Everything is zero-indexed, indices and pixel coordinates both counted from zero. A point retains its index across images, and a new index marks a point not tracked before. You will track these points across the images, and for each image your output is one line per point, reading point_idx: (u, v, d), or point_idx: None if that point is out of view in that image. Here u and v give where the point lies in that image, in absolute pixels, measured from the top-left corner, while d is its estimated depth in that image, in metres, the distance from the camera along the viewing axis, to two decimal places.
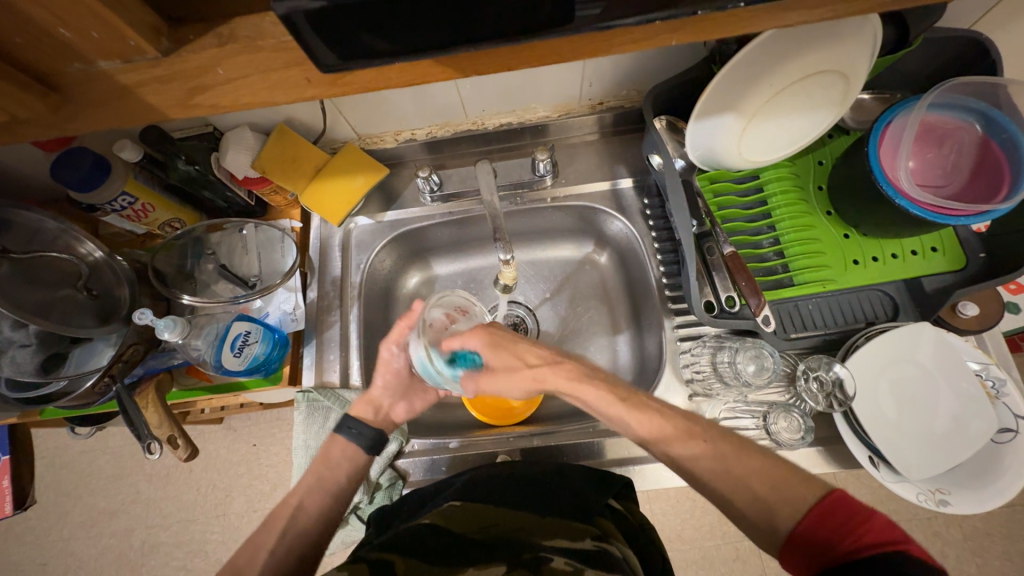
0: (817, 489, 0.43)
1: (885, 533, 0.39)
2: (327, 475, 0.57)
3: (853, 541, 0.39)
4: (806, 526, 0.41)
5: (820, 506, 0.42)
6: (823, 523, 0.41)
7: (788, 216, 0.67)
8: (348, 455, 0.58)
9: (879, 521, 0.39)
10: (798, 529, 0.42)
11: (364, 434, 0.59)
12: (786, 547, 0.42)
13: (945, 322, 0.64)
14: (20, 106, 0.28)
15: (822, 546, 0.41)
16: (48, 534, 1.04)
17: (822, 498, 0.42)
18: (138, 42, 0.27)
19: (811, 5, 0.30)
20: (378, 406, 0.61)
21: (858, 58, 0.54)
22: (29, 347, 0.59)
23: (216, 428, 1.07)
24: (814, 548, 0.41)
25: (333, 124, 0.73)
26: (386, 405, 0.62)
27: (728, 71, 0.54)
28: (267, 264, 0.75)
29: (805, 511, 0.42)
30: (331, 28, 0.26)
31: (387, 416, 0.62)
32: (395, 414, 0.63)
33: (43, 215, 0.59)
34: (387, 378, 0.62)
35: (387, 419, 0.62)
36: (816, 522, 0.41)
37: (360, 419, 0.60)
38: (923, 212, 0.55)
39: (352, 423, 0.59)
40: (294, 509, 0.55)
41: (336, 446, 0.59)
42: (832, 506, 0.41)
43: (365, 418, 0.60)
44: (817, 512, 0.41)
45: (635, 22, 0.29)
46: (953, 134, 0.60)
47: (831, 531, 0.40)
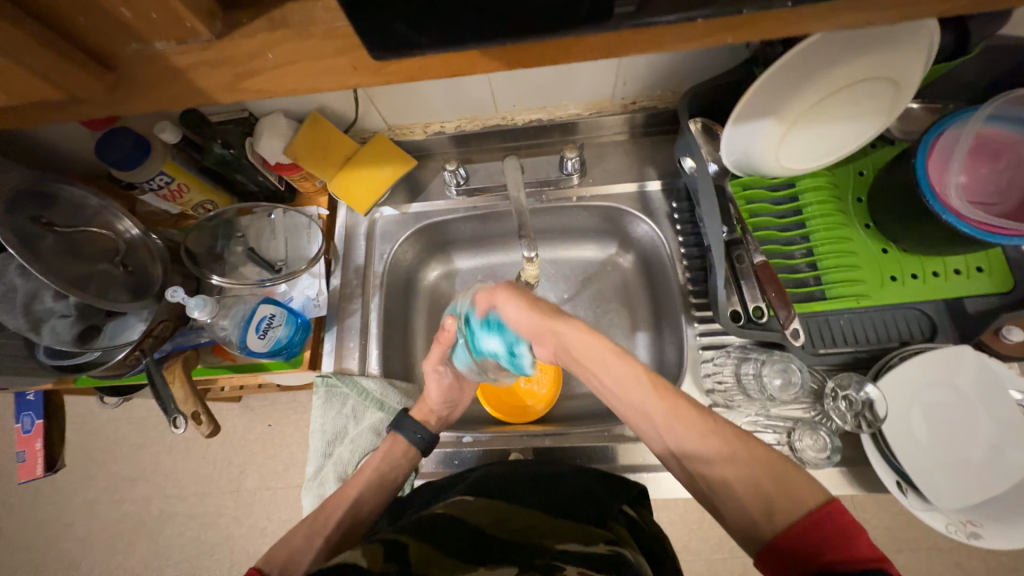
0: (816, 496, 0.42)
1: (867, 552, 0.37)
2: (388, 473, 0.63)
3: (838, 554, 0.37)
4: (793, 531, 0.40)
5: (811, 517, 0.40)
6: (811, 530, 0.39)
7: (824, 227, 0.65)
8: (405, 455, 0.64)
9: (864, 543, 0.38)
10: (783, 534, 0.40)
11: (427, 439, 0.64)
12: (764, 550, 0.41)
13: (987, 346, 0.61)
14: (78, 84, 0.29)
15: (805, 553, 0.39)
16: (73, 496, 1.09)
17: (817, 507, 0.40)
18: (193, 24, 0.28)
19: (872, 7, 0.28)
20: (437, 413, 0.68)
21: (912, 65, 0.52)
22: (69, 318, 0.61)
23: (235, 407, 1.10)
24: (796, 554, 0.40)
25: (365, 113, 0.74)
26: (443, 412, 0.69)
27: (773, 73, 0.52)
28: (294, 249, 0.76)
29: (798, 516, 0.40)
30: (379, 16, 0.26)
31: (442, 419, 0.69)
32: (450, 416, 0.70)
33: (86, 191, 0.62)
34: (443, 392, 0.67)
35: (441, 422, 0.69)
36: (805, 528, 0.40)
37: (423, 424, 0.65)
38: (971, 230, 0.52)
39: (417, 428, 0.64)
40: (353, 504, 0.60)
41: (398, 447, 0.64)
42: (828, 517, 0.39)
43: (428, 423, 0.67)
44: (807, 520, 0.40)
45: (688, 19, 0.28)
46: (1009, 149, 0.56)
47: (817, 540, 0.39)
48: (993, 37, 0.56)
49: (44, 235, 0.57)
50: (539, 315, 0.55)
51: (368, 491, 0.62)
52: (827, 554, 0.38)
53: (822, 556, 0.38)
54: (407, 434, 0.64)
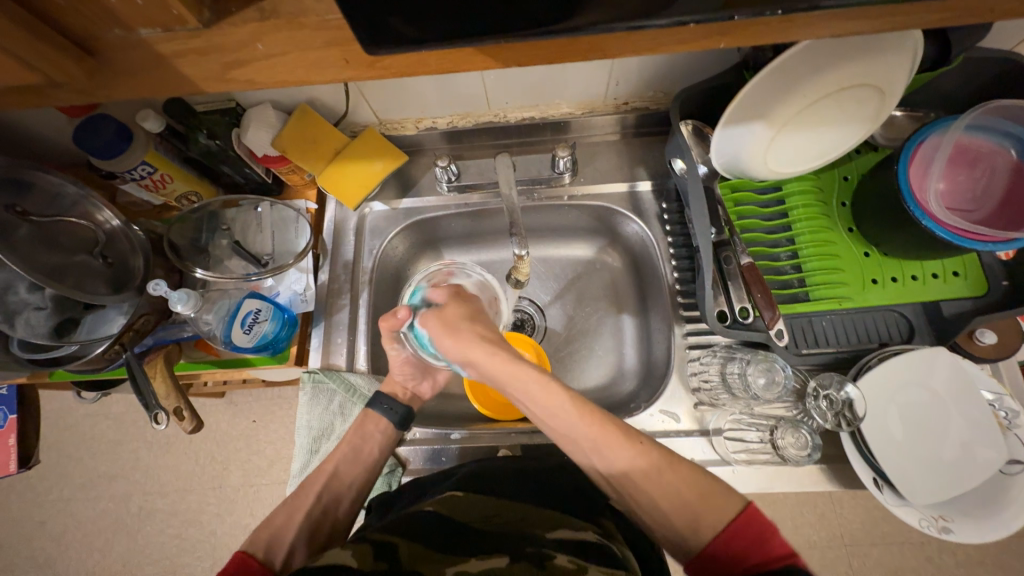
0: (736, 501, 0.45)
1: (783, 546, 0.40)
2: (361, 445, 0.62)
3: (758, 555, 0.40)
4: (720, 542, 0.43)
5: (734, 523, 0.43)
6: (734, 538, 0.42)
7: (809, 230, 0.66)
8: (381, 428, 0.64)
9: (779, 538, 0.41)
10: (715, 538, 0.43)
11: (395, 410, 0.64)
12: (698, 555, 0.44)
13: (961, 348, 0.63)
14: (57, 67, 0.28)
15: (732, 559, 0.42)
16: (48, 493, 1.06)
17: (739, 513, 0.44)
18: (179, 11, 0.27)
19: (856, 15, 0.29)
20: (406, 386, 0.67)
21: (896, 74, 0.53)
22: (44, 310, 0.59)
23: (218, 402, 1.08)
24: (723, 561, 0.42)
25: (355, 106, 0.72)
26: (412, 386, 0.67)
27: (762, 79, 0.53)
28: (281, 243, 0.75)
29: (723, 525, 0.43)
30: (372, 9, 0.25)
31: (413, 393, 0.68)
32: (422, 390, 0.68)
33: (64, 179, 0.60)
34: (404, 369, 0.65)
35: (414, 396, 0.68)
36: (735, 530, 0.43)
37: (392, 397, 0.65)
38: (950, 235, 0.54)
39: (385, 400, 0.64)
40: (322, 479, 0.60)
41: (370, 420, 0.63)
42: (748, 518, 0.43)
43: (396, 396, 0.66)
44: (730, 528, 0.43)
45: (679, 19, 0.28)
46: (986, 157, 0.58)
47: (743, 544, 0.42)
48: (976, 50, 0.58)
49: (19, 225, 0.55)
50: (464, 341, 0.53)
51: (346, 465, 0.61)
52: (749, 557, 0.41)
53: (749, 561, 0.41)
54: (375, 408, 0.63)
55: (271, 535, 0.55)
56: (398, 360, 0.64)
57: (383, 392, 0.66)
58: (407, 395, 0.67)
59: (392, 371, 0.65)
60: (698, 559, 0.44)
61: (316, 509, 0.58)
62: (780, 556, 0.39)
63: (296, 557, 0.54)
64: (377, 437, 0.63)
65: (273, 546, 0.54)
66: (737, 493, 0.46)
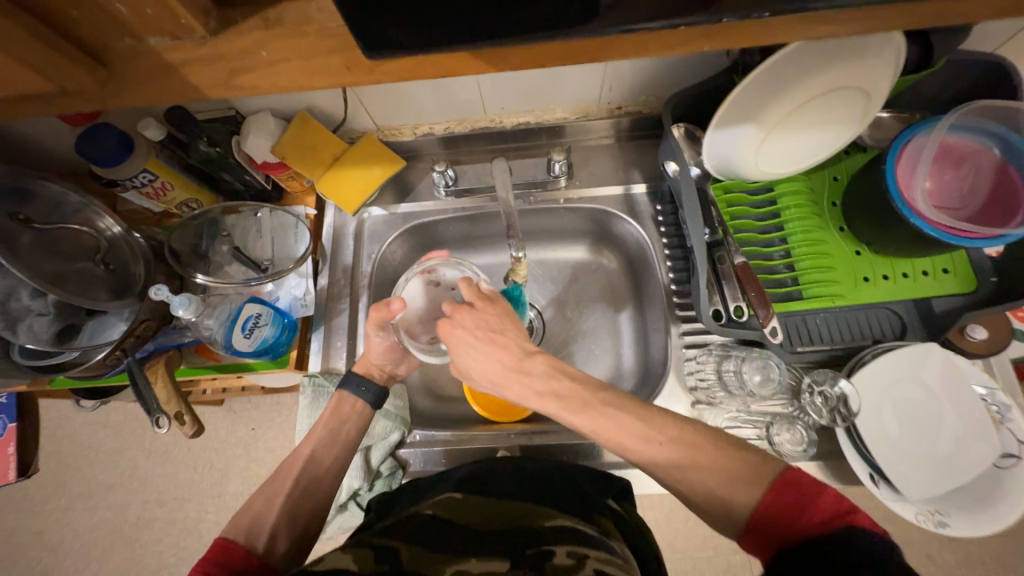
0: (773, 469, 0.45)
1: (834, 503, 0.40)
2: (353, 441, 0.62)
3: (808, 519, 0.40)
4: (765, 509, 0.42)
5: (774, 488, 0.42)
6: (777, 504, 0.42)
7: (801, 230, 0.67)
8: (357, 409, 0.63)
9: (830, 493, 0.41)
10: (758, 509, 0.42)
11: (371, 391, 0.63)
12: (747, 528, 0.43)
13: (952, 343, 0.64)
14: (70, 76, 0.29)
15: (783, 526, 0.41)
16: (45, 503, 1.05)
17: (778, 478, 0.43)
18: (188, 21, 0.28)
19: (836, 19, 0.30)
20: (383, 368, 0.66)
21: (881, 77, 0.55)
22: (46, 316, 0.59)
23: (217, 410, 1.08)
24: (771, 528, 0.41)
25: (353, 113, 0.74)
26: (389, 368, 0.66)
27: (749, 82, 0.54)
28: (280, 249, 0.76)
29: (763, 492, 0.43)
30: (371, 16, 0.26)
31: (389, 376, 0.67)
32: (399, 372, 0.67)
33: (66, 187, 0.60)
34: (384, 353, 0.63)
35: (391, 378, 0.67)
36: (776, 497, 0.42)
37: (366, 377, 0.64)
38: (937, 232, 0.55)
39: (360, 381, 0.64)
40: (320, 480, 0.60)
41: (346, 402, 0.63)
42: (790, 482, 0.42)
43: (372, 377, 0.65)
44: (771, 495, 0.42)
45: (664, 26, 0.29)
46: (971, 157, 0.60)
47: (788, 510, 0.41)
48: (957, 52, 0.59)
49: (22, 233, 0.56)
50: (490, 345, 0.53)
51: (322, 447, 0.60)
52: (799, 522, 0.40)
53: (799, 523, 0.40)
54: (350, 389, 0.63)
55: (250, 520, 0.55)
56: (381, 347, 0.62)
57: (358, 372, 0.65)
58: (384, 376, 0.67)
59: (370, 354, 0.63)
60: (749, 528, 0.43)
61: (294, 489, 0.57)
62: (832, 515, 0.39)
63: (279, 540, 0.54)
64: (354, 419, 0.63)
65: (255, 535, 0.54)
66: (774, 462, 0.45)
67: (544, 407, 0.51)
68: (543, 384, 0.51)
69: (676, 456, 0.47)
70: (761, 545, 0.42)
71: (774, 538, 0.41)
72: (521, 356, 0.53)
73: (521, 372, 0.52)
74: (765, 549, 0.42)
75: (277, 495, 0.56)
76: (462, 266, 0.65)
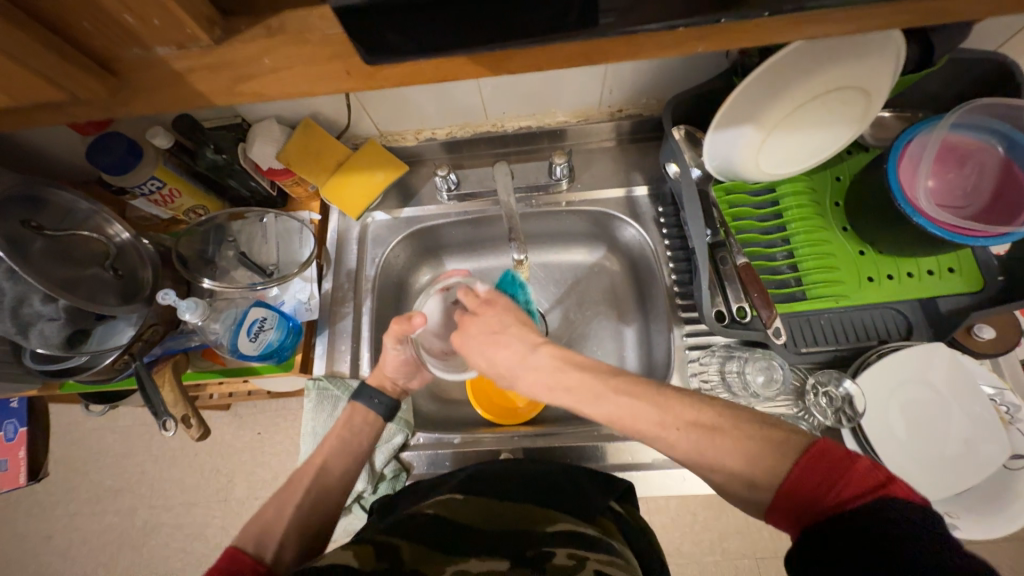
0: (799, 441, 0.41)
1: (869, 475, 0.36)
2: (356, 444, 0.62)
3: (840, 492, 0.37)
4: (793, 483, 0.39)
5: (804, 461, 0.39)
6: (805, 477, 0.38)
7: (803, 230, 0.67)
8: (368, 421, 0.63)
9: (863, 461, 0.37)
10: (786, 484, 0.39)
11: (384, 403, 0.63)
12: (773, 504, 0.39)
13: (959, 343, 0.63)
14: (81, 86, 0.30)
15: (811, 500, 0.38)
16: (54, 508, 1.07)
17: (808, 448, 0.40)
18: (194, 30, 0.29)
19: (834, 18, 0.30)
20: (395, 382, 0.66)
21: (882, 75, 0.54)
22: (57, 321, 0.60)
23: (223, 415, 1.09)
24: (800, 504, 0.38)
25: (357, 119, 0.75)
26: (402, 382, 0.66)
27: (749, 83, 0.55)
28: (286, 253, 0.76)
29: (791, 466, 0.39)
30: (371, 22, 0.27)
31: (403, 389, 0.67)
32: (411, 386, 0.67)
33: (76, 195, 0.62)
34: (397, 365, 0.64)
35: (403, 392, 0.67)
36: (805, 471, 0.38)
37: (380, 390, 0.64)
38: (941, 231, 0.54)
39: (373, 393, 0.64)
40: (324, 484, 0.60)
41: (357, 413, 0.63)
42: (820, 454, 0.39)
43: (385, 390, 0.65)
44: (801, 467, 0.39)
45: (660, 29, 0.30)
46: (974, 155, 0.59)
47: (819, 483, 0.38)
48: (958, 50, 0.59)
49: (35, 239, 0.57)
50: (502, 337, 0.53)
51: (334, 458, 0.60)
52: (830, 496, 0.37)
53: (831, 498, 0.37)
54: (363, 400, 0.63)
55: (259, 529, 0.54)
56: (395, 359, 0.63)
57: (370, 384, 0.65)
58: (396, 390, 0.66)
59: (384, 367, 0.64)
60: (778, 503, 0.39)
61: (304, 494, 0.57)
62: (867, 488, 0.36)
63: (286, 552, 0.53)
64: (366, 431, 0.63)
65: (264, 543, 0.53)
66: (796, 434, 0.42)
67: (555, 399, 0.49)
68: (552, 377, 0.49)
69: (681, 457, 0.45)
70: (790, 520, 0.39)
71: (799, 513, 0.38)
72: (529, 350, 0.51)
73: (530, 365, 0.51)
74: (795, 524, 0.39)
75: (287, 502, 0.56)
76: (478, 282, 0.65)
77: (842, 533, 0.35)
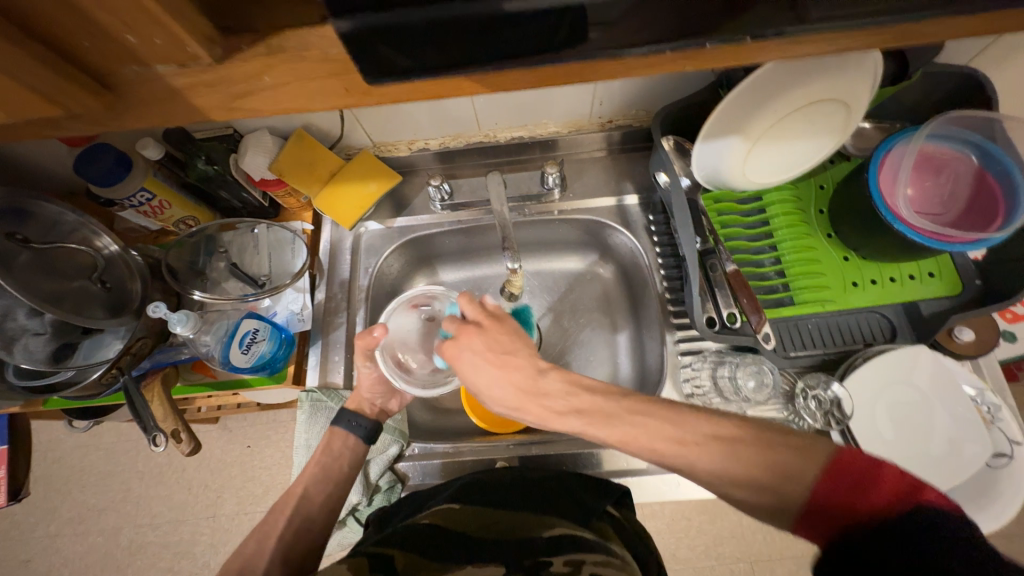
0: (818, 455, 0.42)
1: (897, 480, 0.38)
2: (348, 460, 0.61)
3: (874, 499, 0.38)
4: (823, 490, 0.40)
5: (831, 471, 0.40)
6: (836, 488, 0.39)
7: (789, 237, 0.69)
8: (349, 445, 0.63)
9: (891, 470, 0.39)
10: (814, 496, 0.40)
11: (363, 426, 0.63)
12: (802, 515, 0.40)
13: (942, 346, 0.65)
14: (76, 101, 0.29)
15: (839, 511, 0.39)
16: (34, 529, 1.03)
17: (832, 460, 0.41)
18: (194, 49, 0.29)
19: (816, 39, 0.32)
20: (374, 402, 0.66)
21: (860, 89, 0.57)
22: (43, 336, 0.59)
23: (212, 428, 1.07)
24: (832, 514, 0.39)
25: (350, 130, 0.75)
26: (380, 402, 0.66)
27: (734, 97, 0.57)
28: (278, 264, 0.76)
29: (820, 474, 0.40)
30: (372, 41, 0.28)
31: (381, 410, 0.66)
32: (390, 407, 0.67)
33: (64, 207, 0.61)
34: (372, 385, 0.63)
35: (382, 413, 0.66)
36: (834, 482, 0.40)
37: (358, 412, 0.64)
38: (920, 237, 0.56)
39: (352, 416, 0.63)
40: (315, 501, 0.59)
41: (337, 437, 0.63)
42: (846, 464, 0.40)
43: (363, 412, 0.65)
44: (829, 478, 0.40)
45: (644, 51, 0.31)
46: (949, 164, 0.62)
47: (851, 491, 0.39)
48: (932, 64, 0.62)
49: (19, 252, 0.56)
50: (513, 381, 0.51)
51: (316, 483, 0.60)
52: (861, 502, 0.38)
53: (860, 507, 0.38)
54: (342, 425, 0.63)
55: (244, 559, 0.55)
56: (369, 379, 0.62)
57: (348, 407, 0.65)
58: (375, 411, 0.66)
59: (360, 389, 0.64)
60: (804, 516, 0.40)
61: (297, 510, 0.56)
62: (895, 495, 0.37)
63: None
64: (346, 455, 0.62)
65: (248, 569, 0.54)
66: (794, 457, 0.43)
67: (566, 427, 0.49)
68: (562, 403, 0.49)
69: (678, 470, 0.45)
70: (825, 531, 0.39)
71: (834, 524, 0.39)
72: (534, 377, 0.51)
73: (536, 393, 0.50)
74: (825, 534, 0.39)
75: (269, 537, 0.56)
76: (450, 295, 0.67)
77: (881, 540, 0.36)
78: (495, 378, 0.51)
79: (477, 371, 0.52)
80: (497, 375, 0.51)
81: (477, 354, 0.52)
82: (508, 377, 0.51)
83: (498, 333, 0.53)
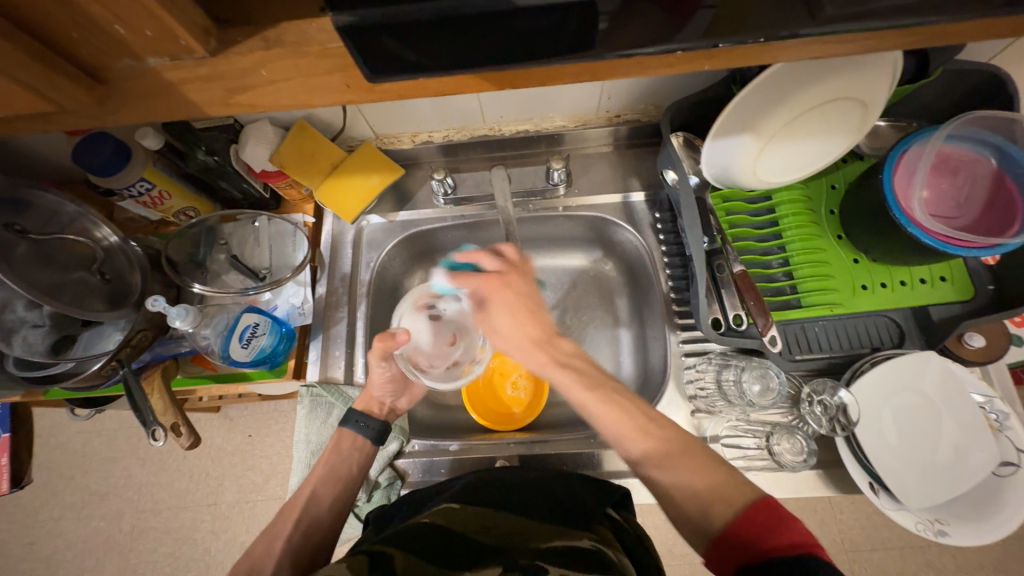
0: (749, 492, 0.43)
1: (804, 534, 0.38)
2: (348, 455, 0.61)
3: (777, 540, 0.38)
4: (736, 525, 0.41)
5: (748, 509, 0.41)
6: (749, 522, 0.40)
7: (799, 238, 0.67)
8: (357, 446, 0.63)
9: (801, 527, 0.39)
10: (728, 528, 0.41)
11: (372, 427, 0.62)
12: (711, 544, 0.41)
13: (951, 351, 0.64)
14: (67, 95, 0.28)
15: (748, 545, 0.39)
16: (38, 513, 1.04)
17: (754, 501, 0.42)
18: (188, 41, 0.28)
19: (838, 40, 0.30)
20: (383, 403, 0.66)
21: (878, 87, 0.55)
22: (41, 328, 0.59)
23: (214, 417, 1.07)
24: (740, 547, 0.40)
25: (352, 122, 0.74)
26: (390, 401, 0.66)
27: (747, 93, 0.55)
28: (278, 256, 0.75)
29: (737, 510, 0.41)
30: (374, 37, 0.26)
31: (391, 410, 0.66)
32: (399, 405, 0.67)
33: (62, 198, 0.60)
34: (385, 384, 0.64)
35: (391, 412, 0.66)
36: (749, 519, 0.40)
37: (367, 413, 0.63)
38: (933, 241, 0.55)
39: (360, 417, 0.63)
40: (313, 496, 0.59)
41: (345, 438, 0.63)
42: (764, 508, 0.41)
43: (373, 412, 0.65)
44: (747, 514, 0.41)
45: (653, 53, 0.30)
46: (967, 166, 0.60)
47: (758, 530, 0.40)
48: (952, 61, 0.60)
49: (18, 242, 0.55)
50: (532, 330, 0.54)
51: (317, 480, 0.60)
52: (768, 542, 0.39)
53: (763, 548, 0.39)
54: (350, 425, 0.62)
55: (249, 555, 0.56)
56: (382, 377, 0.63)
57: (358, 409, 0.64)
58: (384, 410, 0.66)
59: (371, 387, 0.64)
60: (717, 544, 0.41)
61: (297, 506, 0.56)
62: (800, 543, 0.38)
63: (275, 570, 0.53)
64: (354, 456, 0.62)
65: (255, 570, 0.54)
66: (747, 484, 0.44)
67: (558, 378, 0.52)
68: (565, 358, 0.53)
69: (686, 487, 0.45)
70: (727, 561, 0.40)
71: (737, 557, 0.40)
72: (551, 333, 0.54)
73: (549, 345, 0.54)
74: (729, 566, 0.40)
75: (271, 538, 0.56)
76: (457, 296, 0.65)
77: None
78: (513, 322, 0.54)
79: (506, 312, 0.55)
80: (515, 324, 0.54)
81: (511, 300, 0.55)
82: (526, 330, 0.54)
83: (529, 285, 0.56)
